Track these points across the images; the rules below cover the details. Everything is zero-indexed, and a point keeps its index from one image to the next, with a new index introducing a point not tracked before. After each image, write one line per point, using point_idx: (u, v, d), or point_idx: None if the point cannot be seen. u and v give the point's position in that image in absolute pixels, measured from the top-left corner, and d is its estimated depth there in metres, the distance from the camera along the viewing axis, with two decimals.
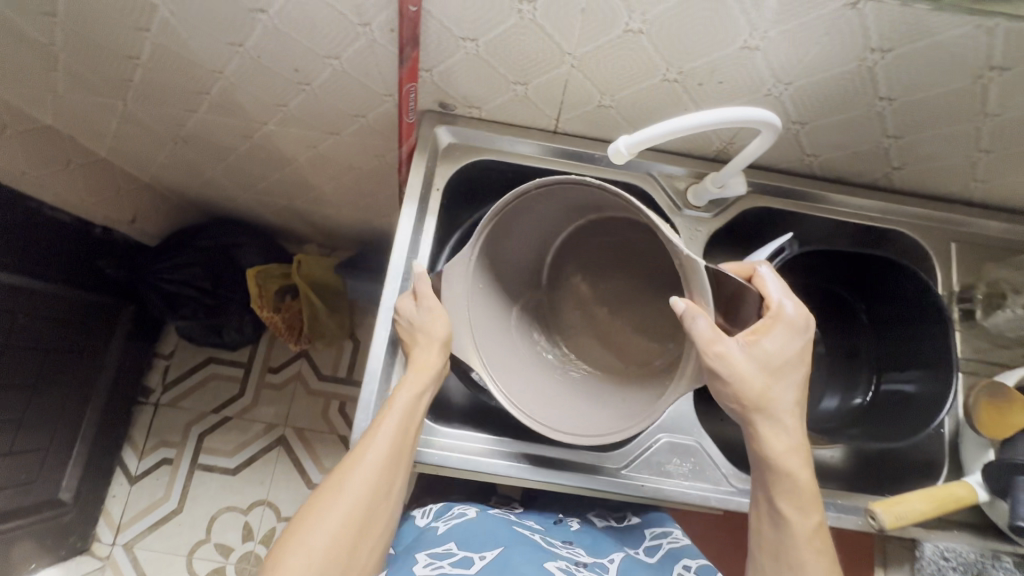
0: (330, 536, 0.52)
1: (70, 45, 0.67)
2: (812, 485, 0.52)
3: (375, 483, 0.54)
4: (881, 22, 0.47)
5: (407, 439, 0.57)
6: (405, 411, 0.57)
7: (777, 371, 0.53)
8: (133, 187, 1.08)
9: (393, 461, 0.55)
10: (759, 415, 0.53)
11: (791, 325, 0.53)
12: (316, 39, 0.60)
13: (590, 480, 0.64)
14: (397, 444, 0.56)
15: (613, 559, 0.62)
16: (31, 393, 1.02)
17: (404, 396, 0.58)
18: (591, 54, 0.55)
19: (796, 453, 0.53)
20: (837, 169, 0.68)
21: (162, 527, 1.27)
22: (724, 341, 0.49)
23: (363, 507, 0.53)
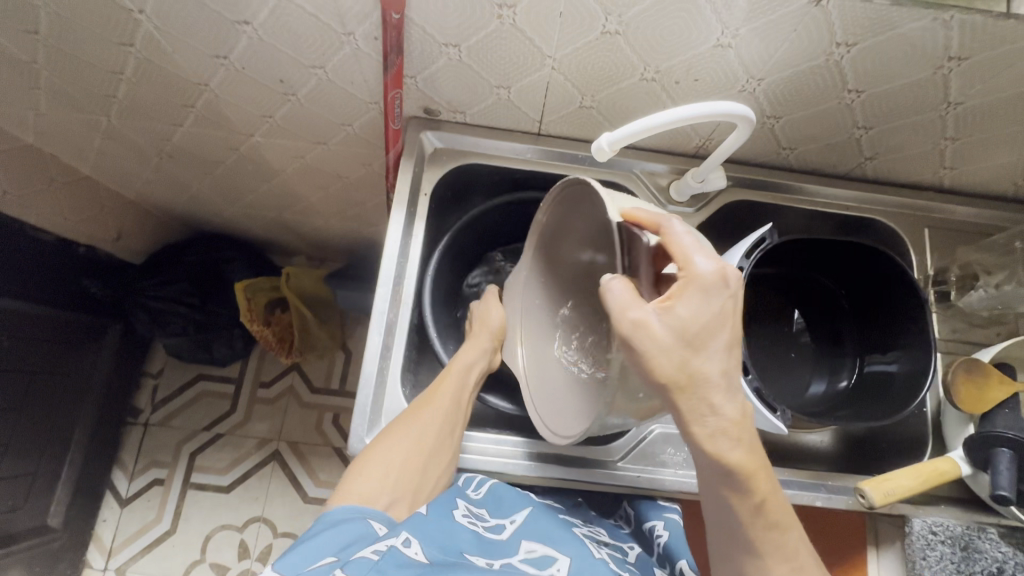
0: (399, 461, 0.58)
1: (53, 62, 0.67)
2: (750, 468, 0.44)
3: (442, 420, 0.62)
4: (845, 18, 0.50)
5: (469, 387, 0.66)
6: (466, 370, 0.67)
7: (699, 341, 0.44)
8: (117, 204, 1.07)
9: (454, 409, 0.64)
10: (689, 398, 0.44)
11: (708, 285, 0.44)
12: (300, 49, 0.61)
13: (592, 475, 0.65)
14: (458, 396, 0.65)
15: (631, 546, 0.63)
16: (16, 417, 1.00)
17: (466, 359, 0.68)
18: (570, 56, 0.56)
19: (739, 437, 0.44)
20: (812, 161, 0.70)
21: (155, 549, 1.24)
22: (634, 309, 0.44)
23: (432, 438, 0.61)
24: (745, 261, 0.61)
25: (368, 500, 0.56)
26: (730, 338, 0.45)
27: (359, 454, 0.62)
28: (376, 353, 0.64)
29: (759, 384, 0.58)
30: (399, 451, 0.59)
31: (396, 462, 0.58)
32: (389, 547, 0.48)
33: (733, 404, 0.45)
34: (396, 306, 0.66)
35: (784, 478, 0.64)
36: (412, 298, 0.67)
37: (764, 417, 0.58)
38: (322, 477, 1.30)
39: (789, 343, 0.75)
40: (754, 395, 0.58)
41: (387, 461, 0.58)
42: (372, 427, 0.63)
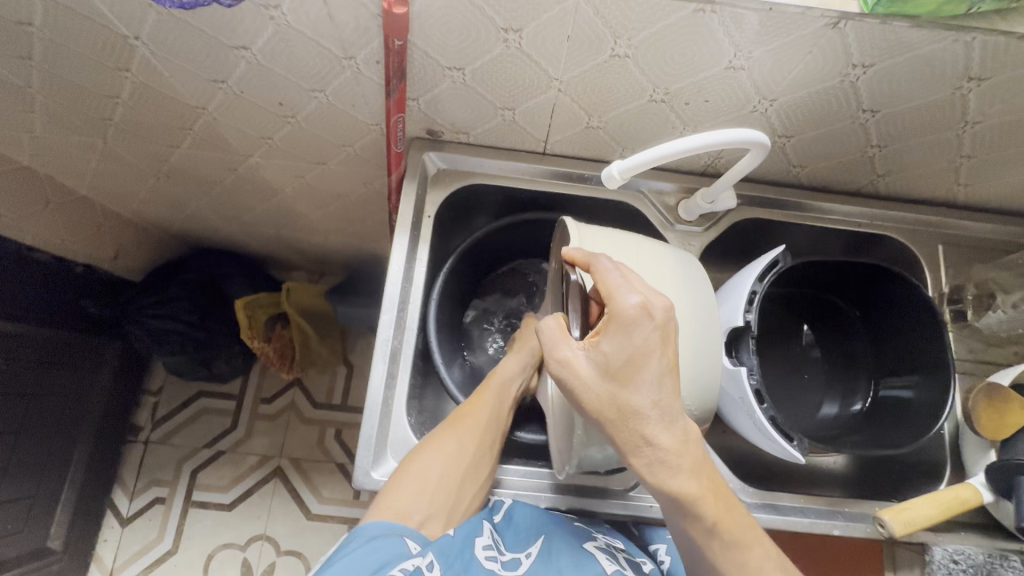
0: (438, 474, 0.57)
1: (47, 86, 0.66)
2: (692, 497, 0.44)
3: (479, 436, 0.61)
4: (861, 40, 0.48)
5: (505, 403, 0.65)
6: (504, 387, 0.66)
7: (624, 375, 0.45)
8: (115, 223, 1.06)
9: (493, 423, 0.63)
10: (622, 430, 0.45)
11: (627, 321, 0.45)
12: (300, 73, 0.59)
13: (604, 503, 0.64)
14: (497, 411, 0.64)
15: (643, 559, 0.58)
16: (15, 440, 0.99)
17: (506, 373, 0.67)
18: (578, 78, 0.55)
19: (679, 464, 0.45)
20: (823, 178, 0.69)
21: (156, 570, 1.22)
22: (560, 348, 0.48)
23: (468, 456, 0.59)
24: (757, 284, 0.59)
25: (403, 516, 0.54)
26: (663, 366, 0.45)
27: (366, 489, 0.60)
28: (380, 382, 0.62)
29: (774, 413, 0.56)
30: (435, 466, 0.57)
31: (432, 477, 0.57)
32: (415, 567, 0.48)
33: (670, 432, 0.45)
34: (401, 332, 0.65)
35: (800, 505, 0.63)
36: (416, 324, 0.66)
37: (780, 446, 0.56)
38: (325, 494, 1.29)
39: (799, 363, 0.74)
40: (770, 425, 0.56)
41: (425, 474, 0.57)
42: (378, 460, 0.61)
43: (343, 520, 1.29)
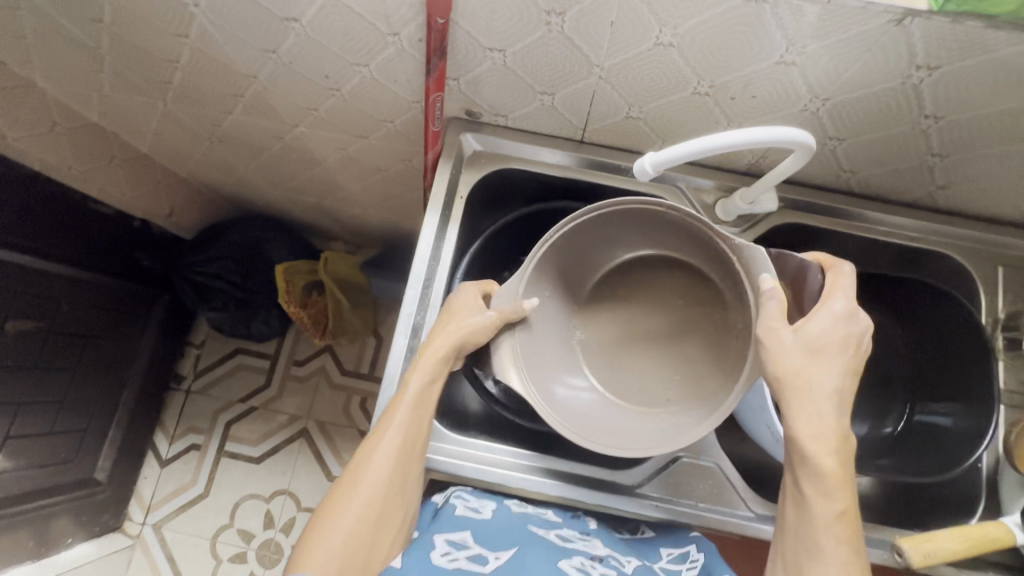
0: (349, 528, 0.50)
1: (115, 48, 0.70)
2: (841, 475, 0.47)
3: (394, 468, 0.53)
4: (929, 39, 0.45)
5: (422, 418, 0.56)
6: (416, 402, 0.56)
7: (818, 355, 0.50)
8: (171, 182, 1.12)
9: (409, 446, 0.54)
10: (799, 398, 0.49)
11: (840, 317, 0.51)
12: (345, 47, 0.60)
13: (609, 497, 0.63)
14: (412, 429, 0.55)
15: (629, 560, 0.57)
16: (72, 376, 1.07)
17: (414, 385, 0.56)
18: (619, 66, 0.54)
19: (829, 443, 0.48)
20: (877, 186, 0.65)
21: (188, 510, 1.31)
22: (776, 319, 0.50)
23: (384, 496, 0.52)
24: None
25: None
26: (848, 366, 0.51)
27: None
28: (400, 355, 0.64)
29: None
30: (349, 522, 0.51)
31: (341, 536, 0.50)
32: None
33: (839, 417, 0.49)
34: (424, 309, 0.66)
35: None
36: (440, 302, 0.67)
37: None
38: (346, 459, 1.34)
39: None
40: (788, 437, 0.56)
41: (335, 532, 0.50)
42: None
43: None
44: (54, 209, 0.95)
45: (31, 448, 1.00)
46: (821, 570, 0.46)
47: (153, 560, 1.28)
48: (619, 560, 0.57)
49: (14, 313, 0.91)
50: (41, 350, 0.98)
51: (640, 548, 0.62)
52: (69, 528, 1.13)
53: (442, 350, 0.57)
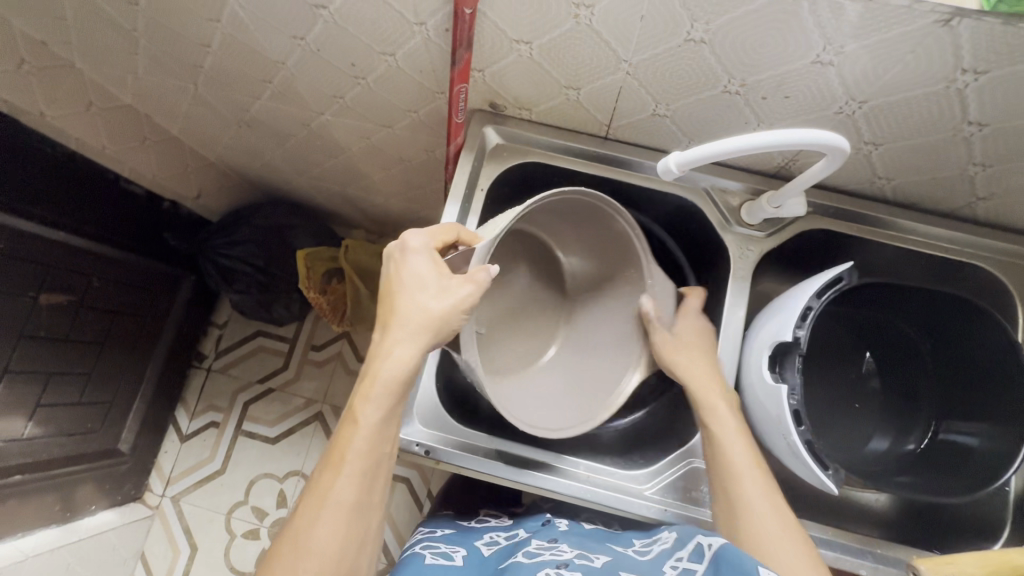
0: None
1: (150, 31, 0.71)
2: (739, 429, 0.58)
3: (341, 501, 0.52)
4: (977, 42, 0.43)
5: (379, 452, 0.55)
6: (371, 436, 0.54)
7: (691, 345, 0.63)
8: (200, 165, 1.14)
9: (367, 482, 0.53)
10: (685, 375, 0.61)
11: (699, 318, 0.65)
12: (372, 35, 0.60)
13: (612, 495, 0.63)
14: (368, 465, 0.54)
15: (599, 558, 0.55)
16: (100, 350, 1.11)
17: (368, 420, 0.54)
18: (648, 61, 0.52)
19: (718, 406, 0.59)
20: (912, 194, 0.63)
21: (206, 485, 1.35)
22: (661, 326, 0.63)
23: (329, 535, 0.51)
24: (815, 299, 0.55)
25: None
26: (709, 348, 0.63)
27: None
28: None
29: (811, 437, 0.54)
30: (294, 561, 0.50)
31: None
32: None
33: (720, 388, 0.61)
34: None
35: (827, 538, 0.60)
36: None
37: (813, 472, 0.54)
38: None
39: (853, 392, 0.69)
40: (804, 448, 0.54)
41: None
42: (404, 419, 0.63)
43: None
44: (86, 188, 0.98)
45: (59, 417, 1.04)
46: (747, 502, 0.55)
47: (170, 531, 1.32)
48: (587, 558, 0.54)
49: (47, 286, 0.95)
50: (72, 323, 1.02)
51: (615, 543, 0.62)
52: (93, 496, 1.17)
53: (389, 364, 0.55)
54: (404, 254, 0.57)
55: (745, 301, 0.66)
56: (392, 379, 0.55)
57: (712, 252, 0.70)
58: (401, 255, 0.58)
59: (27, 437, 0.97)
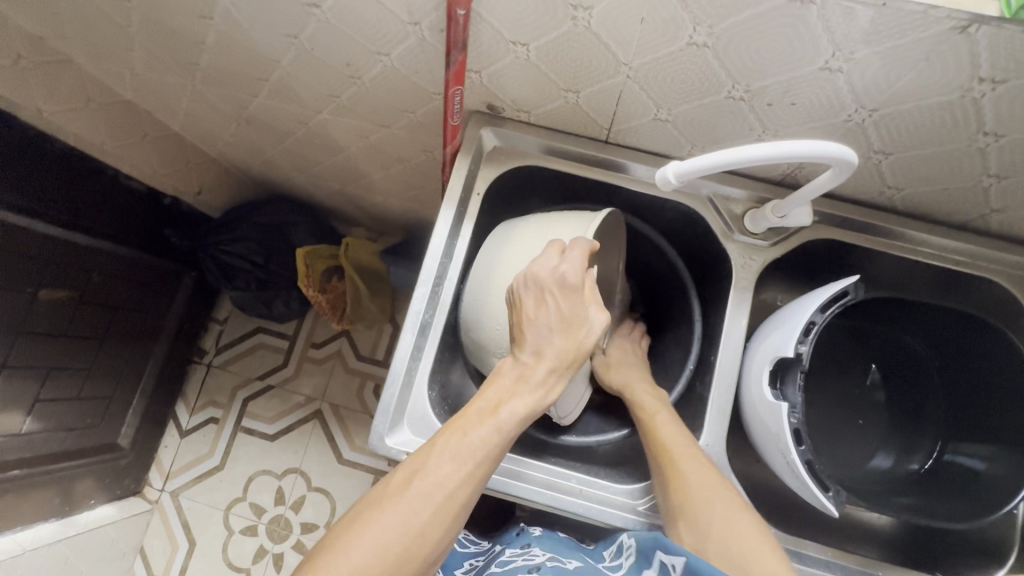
0: (393, 530, 0.46)
1: (145, 28, 0.70)
2: (684, 443, 0.57)
3: (443, 501, 0.48)
4: (996, 50, 0.40)
5: (501, 441, 0.51)
6: (501, 421, 0.51)
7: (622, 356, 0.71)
8: (200, 162, 1.13)
9: (481, 462, 0.50)
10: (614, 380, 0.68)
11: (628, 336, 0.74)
12: (367, 35, 0.59)
13: (602, 509, 0.62)
14: (489, 449, 0.50)
15: (571, 562, 0.59)
16: (100, 345, 1.11)
17: (512, 406, 0.51)
18: (649, 65, 0.51)
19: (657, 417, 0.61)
20: (923, 205, 0.60)
21: (205, 481, 1.35)
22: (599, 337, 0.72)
23: (423, 528, 0.47)
24: (818, 314, 0.54)
25: None
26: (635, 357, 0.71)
27: (378, 453, 0.61)
28: (407, 352, 0.63)
29: (811, 457, 0.52)
30: (376, 538, 0.46)
31: (389, 536, 0.46)
32: None
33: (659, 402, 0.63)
34: (434, 308, 0.65)
35: (827, 559, 0.58)
36: (450, 302, 0.66)
37: (812, 493, 0.52)
38: (357, 443, 1.36)
39: (857, 407, 0.68)
40: (803, 468, 0.52)
41: (382, 528, 0.46)
42: (394, 426, 0.62)
43: (370, 470, 1.36)
44: (85, 183, 0.97)
45: (59, 412, 1.04)
46: (706, 514, 0.53)
47: (169, 526, 1.32)
48: (558, 560, 0.59)
49: (46, 282, 0.94)
50: (71, 318, 1.01)
51: (587, 556, 0.62)
52: (92, 490, 1.18)
53: (539, 391, 0.53)
54: (562, 283, 0.52)
55: (747, 312, 0.64)
56: (537, 408, 0.53)
57: (713, 261, 0.68)
58: (550, 289, 0.52)
59: (26, 432, 0.97)
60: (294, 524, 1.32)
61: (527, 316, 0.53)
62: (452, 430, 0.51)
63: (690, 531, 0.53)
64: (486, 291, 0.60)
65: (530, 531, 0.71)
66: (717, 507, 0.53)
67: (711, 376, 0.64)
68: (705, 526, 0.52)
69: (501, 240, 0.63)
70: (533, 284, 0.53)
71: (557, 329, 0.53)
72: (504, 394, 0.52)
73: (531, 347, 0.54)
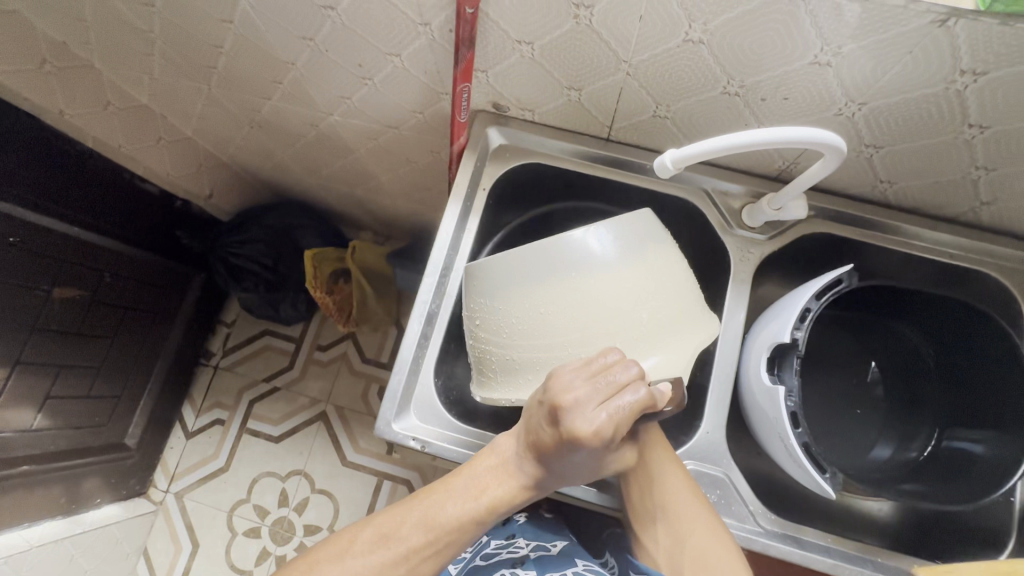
0: None
1: (165, 31, 0.73)
2: (670, 465, 0.57)
3: (405, 570, 0.51)
4: (976, 42, 0.43)
5: (475, 528, 0.53)
6: (482, 512, 0.52)
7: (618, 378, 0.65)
8: (212, 166, 1.17)
9: (448, 543, 0.52)
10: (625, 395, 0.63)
11: None
12: (378, 36, 0.62)
13: (592, 491, 0.63)
14: (462, 531, 0.52)
15: (556, 544, 0.67)
16: (110, 344, 1.12)
17: (494, 499, 0.53)
18: (647, 62, 0.53)
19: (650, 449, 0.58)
20: (914, 199, 0.62)
21: (209, 482, 1.36)
22: None
23: None
24: (813, 300, 0.55)
25: None
26: None
27: (386, 437, 0.62)
28: (413, 341, 0.65)
29: (808, 440, 0.53)
30: None
31: None
32: None
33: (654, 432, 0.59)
34: (440, 298, 0.66)
35: (827, 545, 0.59)
36: (457, 292, 0.67)
37: (811, 476, 0.53)
38: (361, 445, 1.37)
39: (857, 398, 0.68)
40: (801, 452, 0.53)
41: None
42: (401, 413, 0.63)
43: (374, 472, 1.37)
44: (100, 184, 1.00)
45: (68, 409, 1.06)
46: (683, 538, 0.56)
47: (173, 527, 1.33)
48: (543, 549, 0.66)
49: (60, 280, 0.97)
50: (83, 317, 1.03)
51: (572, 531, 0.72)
52: (98, 490, 1.18)
53: (524, 495, 0.54)
54: (573, 443, 0.49)
55: (745, 303, 0.66)
56: (516, 504, 0.54)
57: (713, 254, 0.70)
58: (565, 440, 0.49)
59: (35, 428, 0.99)
60: (296, 526, 1.32)
61: (541, 438, 0.51)
62: (434, 500, 0.53)
63: (667, 557, 0.57)
64: (558, 327, 0.53)
65: (513, 521, 0.73)
66: (696, 519, 0.56)
67: (710, 365, 0.66)
68: (686, 533, 0.55)
69: (544, 265, 0.52)
70: (557, 417, 0.49)
71: (556, 459, 0.51)
72: (489, 484, 0.53)
73: (532, 458, 0.53)
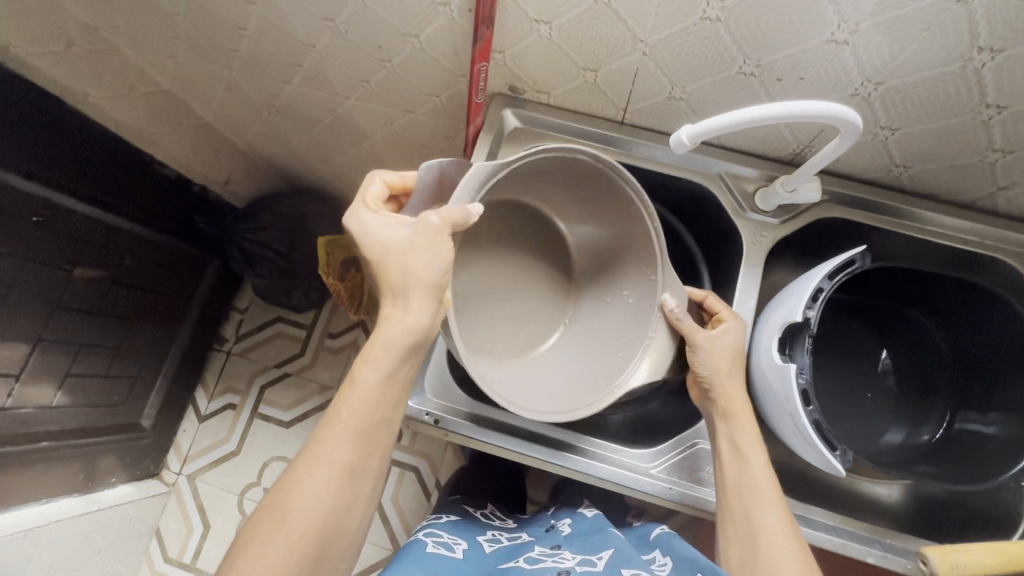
0: (296, 514, 0.49)
1: (191, 15, 0.75)
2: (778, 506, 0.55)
3: (331, 472, 0.51)
4: (994, 17, 0.43)
5: (373, 409, 0.54)
6: (369, 393, 0.54)
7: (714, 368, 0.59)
8: (230, 152, 1.19)
9: (357, 433, 0.53)
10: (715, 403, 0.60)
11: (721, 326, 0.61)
12: (398, 16, 0.63)
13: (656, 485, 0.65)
14: (364, 416, 0.53)
15: (602, 556, 0.60)
16: (128, 326, 1.15)
17: (371, 372, 0.54)
18: (664, 41, 0.54)
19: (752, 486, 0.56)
20: (929, 184, 0.62)
21: (221, 465, 1.38)
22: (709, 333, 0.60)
23: (323, 503, 0.50)
24: (825, 281, 0.55)
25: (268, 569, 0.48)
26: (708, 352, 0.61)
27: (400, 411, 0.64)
28: None
29: (819, 418, 0.54)
30: (274, 532, 0.49)
31: (291, 519, 0.49)
32: None
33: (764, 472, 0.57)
34: None
35: (835, 524, 0.59)
36: None
37: (821, 454, 0.54)
38: None
39: (869, 383, 0.69)
40: (811, 429, 0.54)
41: (285, 515, 0.50)
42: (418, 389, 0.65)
43: None
44: (122, 167, 1.03)
45: (86, 387, 1.08)
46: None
47: (185, 509, 1.35)
48: (589, 563, 0.59)
49: (82, 261, 0.99)
50: (103, 297, 1.06)
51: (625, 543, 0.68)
52: (114, 468, 1.21)
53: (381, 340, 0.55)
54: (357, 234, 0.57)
55: (757, 287, 0.66)
56: (385, 358, 0.54)
57: (724, 239, 0.71)
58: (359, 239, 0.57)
59: (56, 404, 1.01)
60: None
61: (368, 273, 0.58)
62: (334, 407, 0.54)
63: None
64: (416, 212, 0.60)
65: (560, 529, 0.72)
66: (785, 550, 0.52)
67: None
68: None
69: None
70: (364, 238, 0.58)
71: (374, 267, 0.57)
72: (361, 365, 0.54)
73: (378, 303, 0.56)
